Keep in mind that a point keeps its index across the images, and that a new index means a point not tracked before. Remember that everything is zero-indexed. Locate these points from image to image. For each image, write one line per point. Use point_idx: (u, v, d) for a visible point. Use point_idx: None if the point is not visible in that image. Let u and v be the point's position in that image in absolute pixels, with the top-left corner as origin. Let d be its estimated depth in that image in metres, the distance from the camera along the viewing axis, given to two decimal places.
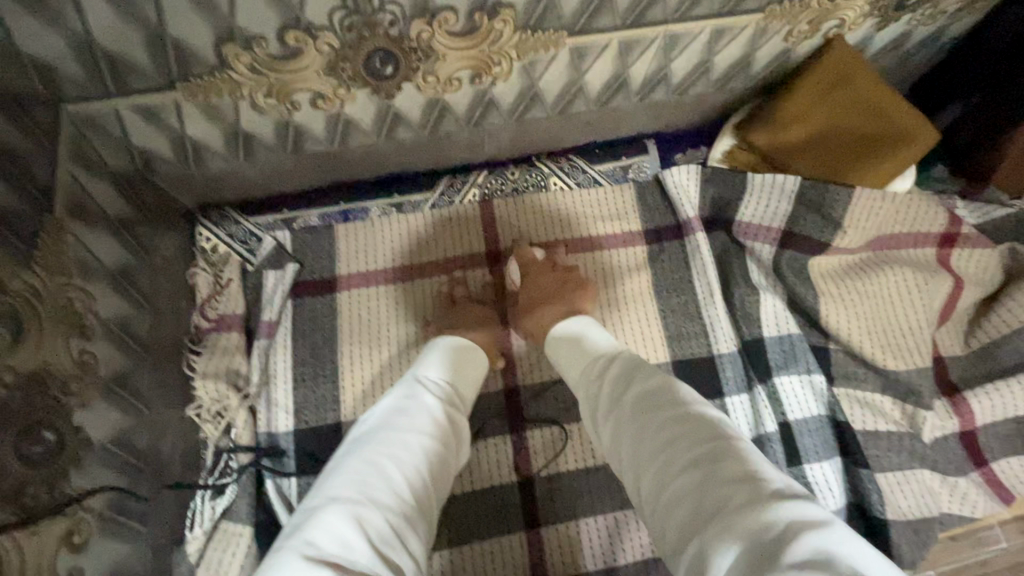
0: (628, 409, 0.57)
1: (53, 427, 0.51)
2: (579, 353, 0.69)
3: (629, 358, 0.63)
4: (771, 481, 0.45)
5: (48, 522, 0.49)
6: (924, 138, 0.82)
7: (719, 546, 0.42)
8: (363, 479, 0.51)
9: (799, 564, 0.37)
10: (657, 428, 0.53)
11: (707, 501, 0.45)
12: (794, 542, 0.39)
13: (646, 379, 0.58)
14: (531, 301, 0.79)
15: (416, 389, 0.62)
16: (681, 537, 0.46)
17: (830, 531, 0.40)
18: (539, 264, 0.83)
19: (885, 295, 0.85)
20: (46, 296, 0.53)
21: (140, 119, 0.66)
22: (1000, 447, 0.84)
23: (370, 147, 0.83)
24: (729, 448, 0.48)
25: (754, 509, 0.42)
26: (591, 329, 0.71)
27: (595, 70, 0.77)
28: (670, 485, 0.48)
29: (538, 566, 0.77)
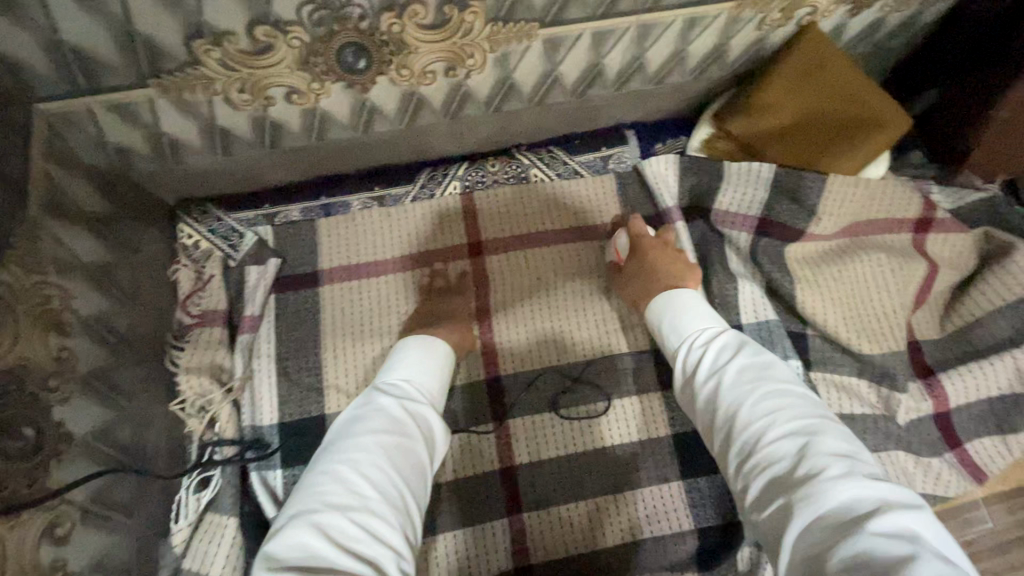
0: (730, 379, 0.62)
1: (31, 421, 0.52)
2: (676, 323, 0.73)
3: (732, 337, 0.67)
4: (866, 465, 0.51)
5: (30, 513, 0.50)
6: (896, 127, 0.83)
7: (805, 503, 0.48)
8: (323, 488, 0.54)
9: (882, 530, 0.44)
10: (759, 400, 0.59)
11: (801, 465, 0.51)
12: (881, 513, 0.45)
13: (753, 358, 0.64)
14: (637, 271, 0.82)
15: (372, 396, 0.65)
16: (770, 493, 0.52)
17: (914, 512, 0.46)
18: (647, 238, 0.84)
19: (861, 280, 0.86)
20: (21, 292, 0.54)
21: (114, 115, 0.67)
22: (975, 428, 0.86)
23: (349, 140, 0.84)
24: (828, 430, 0.55)
25: (847, 481, 0.48)
26: (690, 302, 0.75)
27: (570, 61, 0.78)
28: (767, 448, 0.55)
29: (521, 551, 0.78)
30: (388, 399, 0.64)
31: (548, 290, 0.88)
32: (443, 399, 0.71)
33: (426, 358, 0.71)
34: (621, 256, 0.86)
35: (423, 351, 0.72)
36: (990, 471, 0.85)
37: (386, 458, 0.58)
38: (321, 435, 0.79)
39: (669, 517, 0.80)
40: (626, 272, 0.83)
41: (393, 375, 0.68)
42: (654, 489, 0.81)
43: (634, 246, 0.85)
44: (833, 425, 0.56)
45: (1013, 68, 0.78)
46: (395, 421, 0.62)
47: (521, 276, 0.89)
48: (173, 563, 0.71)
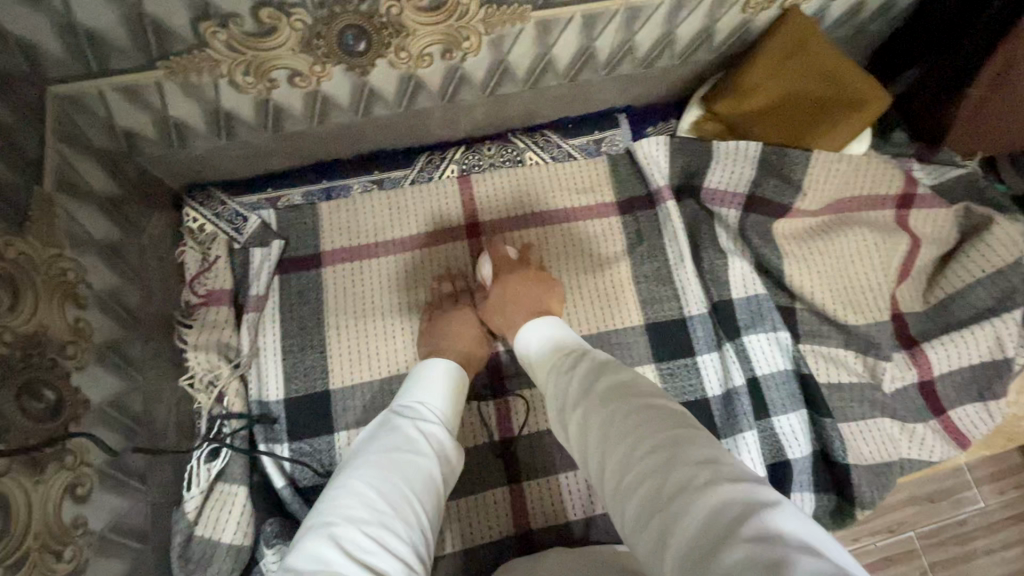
0: (594, 399, 0.58)
1: (51, 386, 0.55)
2: (547, 354, 0.70)
3: (594, 360, 0.64)
4: (732, 466, 0.46)
5: (52, 471, 0.53)
6: (875, 105, 0.85)
7: (679, 524, 0.42)
8: (342, 502, 0.54)
9: (750, 536, 0.38)
10: (619, 418, 0.54)
11: (668, 480, 0.46)
12: (747, 519, 0.39)
13: (612, 377, 0.59)
14: (507, 297, 0.82)
15: (391, 416, 0.66)
16: (644, 520, 0.46)
17: (783, 509, 0.41)
18: (513, 263, 0.85)
19: (845, 253, 0.89)
20: (39, 264, 0.57)
21: (124, 99, 0.69)
22: (957, 395, 0.89)
23: (349, 125, 0.86)
24: (690, 436, 0.49)
25: (713, 488, 0.43)
26: (552, 332, 0.73)
27: (561, 44, 0.80)
28: (632, 469, 0.49)
29: (521, 518, 0.81)
30: (406, 420, 0.65)
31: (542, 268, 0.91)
32: (457, 420, 0.71)
33: (437, 380, 0.71)
34: (487, 282, 0.86)
35: (439, 372, 0.73)
36: (973, 436, 0.88)
37: (401, 475, 0.58)
38: (326, 409, 0.82)
39: None
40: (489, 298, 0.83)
41: (411, 397, 0.69)
42: None
43: (498, 272, 0.85)
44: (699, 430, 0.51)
45: (981, 53, 0.82)
46: (411, 441, 0.62)
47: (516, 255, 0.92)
48: (185, 531, 0.73)
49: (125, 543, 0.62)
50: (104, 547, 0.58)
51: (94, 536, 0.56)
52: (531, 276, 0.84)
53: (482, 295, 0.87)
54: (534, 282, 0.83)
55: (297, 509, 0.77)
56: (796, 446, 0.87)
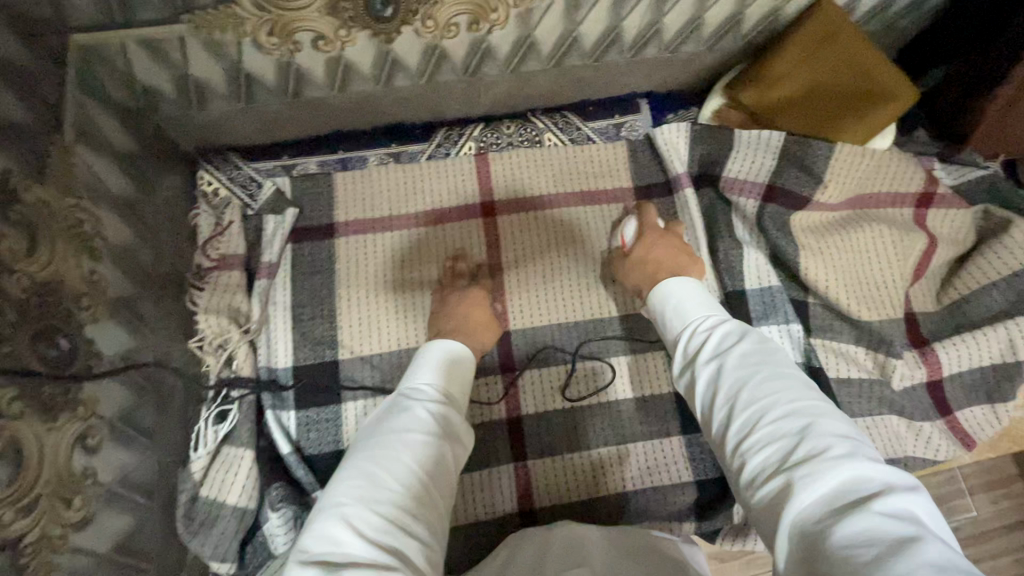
0: (733, 358, 0.60)
1: (66, 335, 0.54)
2: (680, 307, 0.71)
3: (735, 324, 0.65)
4: (868, 448, 0.49)
5: (65, 420, 0.52)
6: (902, 101, 0.85)
7: (803, 485, 0.46)
8: (351, 483, 0.54)
9: (885, 512, 0.42)
10: (760, 381, 0.56)
11: (801, 446, 0.49)
12: (882, 495, 0.43)
13: (756, 342, 0.61)
14: (647, 257, 0.81)
15: (398, 399, 0.65)
16: (764, 476, 0.50)
17: (917, 494, 0.44)
18: (655, 229, 0.84)
19: (861, 249, 0.89)
20: (57, 213, 0.56)
21: (145, 53, 0.68)
22: (966, 396, 0.89)
23: (369, 95, 0.85)
24: (831, 414, 0.52)
25: (851, 460, 0.46)
26: (687, 290, 0.72)
27: (590, 21, 0.80)
28: (767, 429, 0.52)
29: (525, 496, 0.81)
30: (413, 401, 0.64)
31: (557, 250, 0.90)
32: (466, 399, 0.70)
33: (444, 361, 0.70)
34: (626, 243, 0.86)
35: (444, 354, 0.71)
36: (977, 437, 0.89)
37: (410, 455, 0.57)
38: (335, 379, 0.82)
39: (668, 470, 0.82)
40: (630, 257, 0.83)
41: (416, 381, 0.67)
42: (655, 443, 0.83)
43: (642, 235, 0.84)
44: (834, 411, 0.53)
45: (1015, 47, 0.80)
46: (421, 421, 0.61)
47: (530, 237, 0.91)
48: (191, 490, 0.72)
49: (132, 497, 0.62)
50: (112, 500, 0.58)
51: (103, 488, 0.56)
52: (675, 244, 0.82)
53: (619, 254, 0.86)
54: (681, 246, 0.81)
55: (302, 476, 0.77)
56: None
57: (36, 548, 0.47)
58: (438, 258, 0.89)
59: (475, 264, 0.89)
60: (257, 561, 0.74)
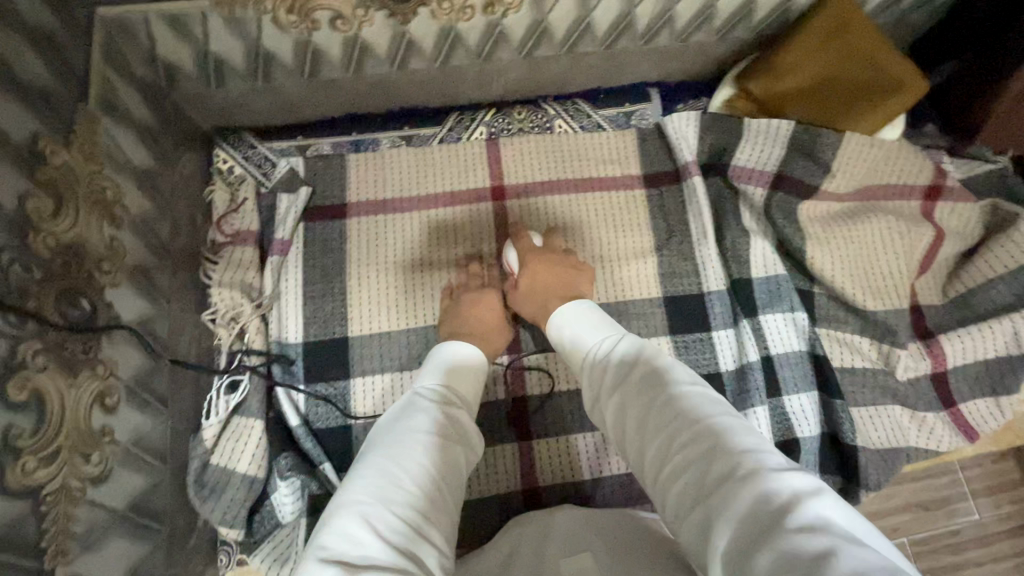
0: (632, 384, 0.59)
1: (88, 297, 0.56)
2: (576, 334, 0.71)
3: (629, 342, 0.65)
4: (776, 455, 0.47)
5: (86, 378, 0.54)
6: (914, 88, 0.85)
7: (721, 513, 0.44)
8: (370, 482, 0.52)
9: (795, 523, 0.40)
10: (663, 407, 0.55)
11: (713, 471, 0.47)
12: (795, 508, 0.41)
13: (652, 362, 0.60)
14: (539, 289, 0.82)
15: (409, 399, 0.64)
16: (686, 508, 0.48)
17: (824, 498, 0.42)
18: (538, 250, 0.85)
19: (868, 240, 0.89)
20: (82, 178, 0.57)
21: (168, 28, 0.70)
22: (970, 389, 0.89)
23: (384, 77, 0.87)
24: (738, 428, 0.50)
25: (754, 478, 0.44)
26: (579, 310, 0.73)
27: (603, 7, 0.81)
28: (677, 459, 0.50)
29: (528, 474, 0.82)
30: (425, 402, 0.62)
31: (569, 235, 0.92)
32: (477, 405, 0.69)
33: (457, 363, 0.69)
34: (513, 272, 0.85)
35: (452, 356, 0.71)
36: (982, 430, 0.89)
37: (428, 457, 0.56)
38: (344, 356, 0.83)
39: None
40: (518, 287, 0.83)
41: (423, 383, 0.66)
42: None
43: (523, 260, 0.84)
44: (740, 422, 0.52)
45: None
46: (437, 424, 0.60)
47: (541, 221, 0.92)
48: (202, 456, 0.74)
49: (146, 460, 0.63)
50: (127, 460, 0.59)
51: (119, 447, 0.58)
52: (563, 264, 0.84)
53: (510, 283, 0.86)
54: (568, 264, 0.84)
55: (310, 448, 0.77)
56: (806, 426, 0.87)
57: (56, 498, 0.48)
58: (452, 258, 0.89)
59: (492, 270, 0.89)
60: (266, 528, 0.76)
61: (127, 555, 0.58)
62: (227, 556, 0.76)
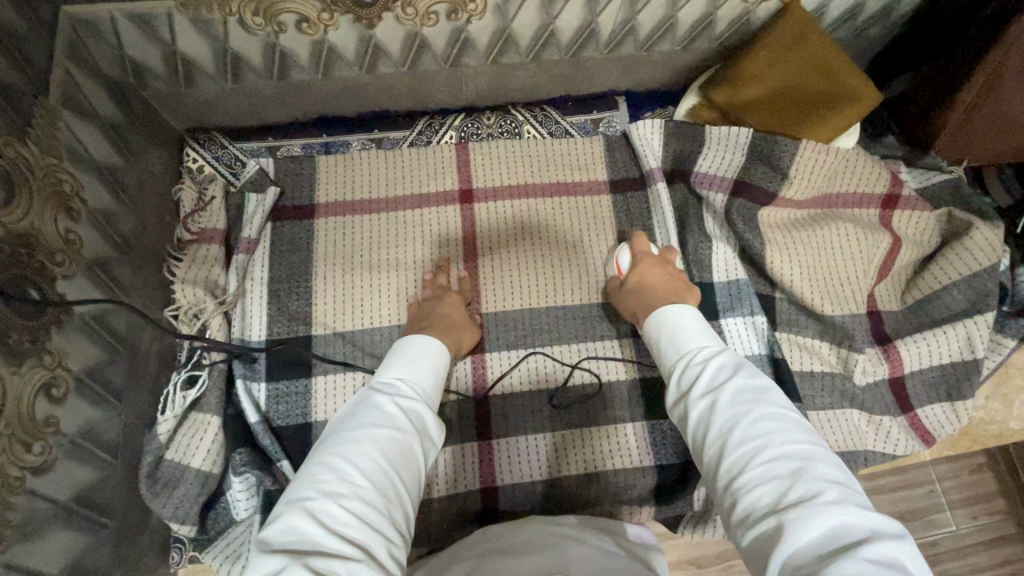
0: (726, 392, 0.57)
1: (37, 286, 0.56)
2: (674, 336, 0.68)
3: (730, 355, 0.62)
4: (860, 494, 0.47)
5: (30, 367, 0.54)
6: (868, 99, 0.88)
7: (794, 531, 0.44)
8: (320, 476, 0.52)
9: (874, 562, 0.41)
10: (752, 419, 0.54)
11: (792, 491, 0.47)
12: (872, 545, 0.42)
13: (751, 376, 0.58)
14: (639, 285, 0.80)
15: (369, 394, 0.63)
16: (752, 516, 0.48)
17: (904, 544, 0.43)
18: (651, 256, 0.83)
19: (826, 246, 0.91)
20: (36, 169, 0.58)
21: (135, 27, 0.71)
22: (927, 393, 0.90)
23: (353, 81, 0.89)
24: (821, 456, 0.50)
25: (840, 508, 0.45)
26: (683, 314, 0.70)
27: (566, 16, 0.83)
28: (756, 470, 0.50)
29: (489, 474, 0.83)
30: (384, 396, 0.63)
31: (528, 238, 0.93)
32: (437, 401, 0.69)
33: (420, 358, 0.70)
34: (621, 272, 0.85)
35: (423, 351, 0.71)
36: (938, 435, 0.90)
37: (381, 450, 0.56)
38: (305, 355, 0.83)
39: (630, 453, 0.84)
40: (626, 285, 0.82)
41: (389, 375, 0.66)
42: (619, 428, 0.85)
43: (635, 263, 0.84)
44: (824, 451, 0.52)
45: (970, 58, 0.83)
46: (394, 419, 0.60)
47: (504, 222, 0.93)
48: (156, 451, 0.72)
49: (96, 453, 0.63)
50: (75, 451, 0.59)
51: (66, 438, 0.58)
52: (669, 272, 0.82)
53: (615, 283, 0.85)
54: (675, 275, 0.81)
55: (268, 446, 0.77)
56: None
57: None
58: (425, 265, 0.89)
59: (458, 274, 0.89)
60: (220, 525, 0.76)
61: (69, 549, 0.58)
62: (179, 553, 0.76)
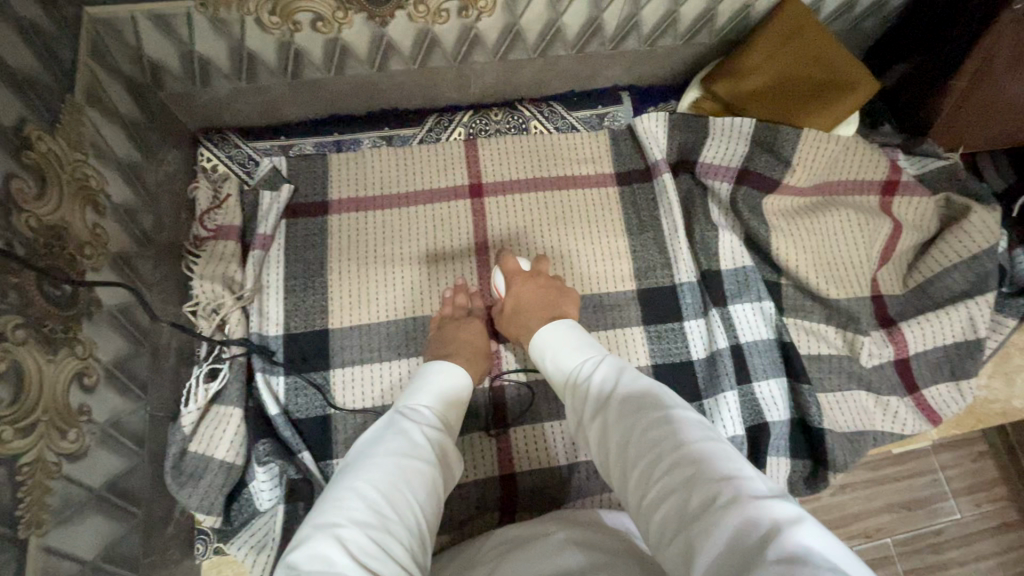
0: (613, 409, 0.60)
1: (70, 278, 0.57)
2: (557, 358, 0.71)
3: (610, 367, 0.65)
4: (756, 482, 0.47)
5: (64, 355, 0.55)
6: (865, 88, 0.91)
7: (703, 540, 0.44)
8: (345, 503, 0.53)
9: (776, 556, 0.40)
10: (643, 431, 0.55)
11: (694, 497, 0.47)
12: (772, 538, 0.41)
13: (631, 386, 0.61)
14: (517, 309, 0.81)
15: (394, 418, 0.64)
16: (667, 530, 0.48)
17: (805, 525, 0.42)
18: (520, 274, 0.83)
19: (830, 232, 0.93)
20: (65, 164, 0.60)
21: (154, 27, 0.73)
22: (931, 373, 0.92)
23: (364, 79, 0.90)
24: (716, 450, 0.51)
25: (737, 505, 0.45)
26: (561, 331, 0.73)
27: (572, 12, 0.85)
28: (661, 483, 0.50)
29: (506, 461, 0.84)
30: (410, 420, 0.64)
31: (530, 242, 0.93)
32: (457, 426, 0.70)
33: (441, 382, 0.71)
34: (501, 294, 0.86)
35: (442, 374, 0.72)
36: (944, 415, 0.91)
37: (405, 478, 0.56)
38: (323, 348, 0.84)
39: None
40: (505, 310, 0.83)
41: (410, 401, 0.68)
42: None
43: (509, 284, 0.84)
44: (720, 444, 0.52)
45: (961, 47, 0.86)
46: (419, 445, 0.61)
47: (510, 227, 0.94)
48: (180, 443, 0.74)
49: (123, 443, 0.64)
50: (105, 440, 0.60)
51: (97, 427, 0.59)
52: (543, 284, 0.82)
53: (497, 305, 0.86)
54: (543, 285, 0.82)
55: (289, 436, 0.79)
56: (775, 411, 0.89)
57: (32, 469, 0.49)
58: (442, 277, 0.90)
59: (471, 270, 0.91)
60: (244, 516, 0.78)
61: (100, 536, 0.59)
62: (204, 545, 0.77)
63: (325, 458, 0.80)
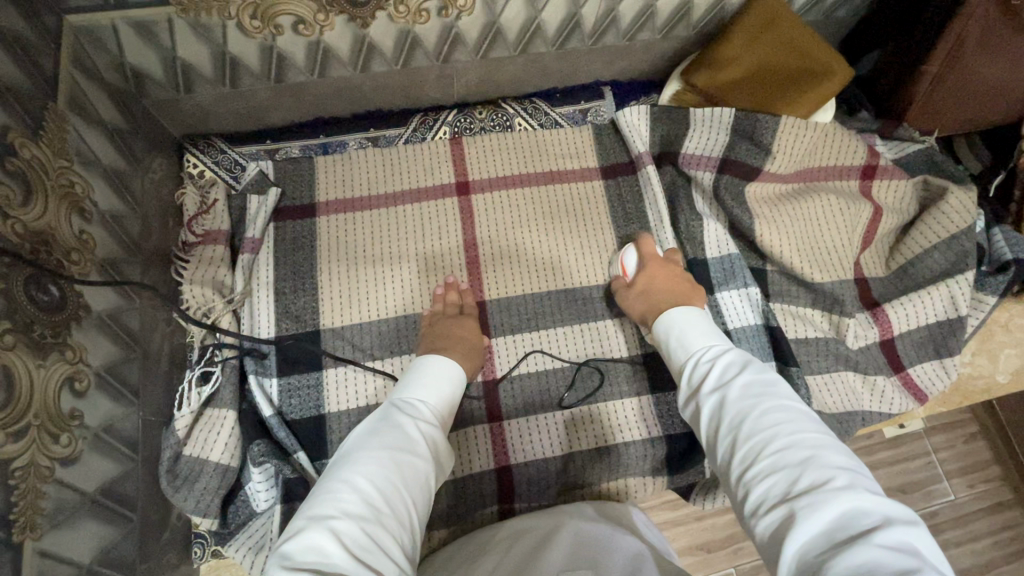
0: (734, 387, 0.59)
1: (57, 284, 0.58)
2: (683, 337, 0.69)
3: (737, 353, 0.64)
4: (869, 480, 0.47)
5: (53, 360, 0.55)
6: (840, 73, 0.93)
7: (804, 516, 0.45)
8: (338, 494, 0.53)
9: (887, 546, 0.40)
10: (762, 412, 0.55)
11: (802, 478, 0.48)
12: (884, 530, 0.42)
13: (758, 372, 0.60)
14: (651, 288, 0.81)
15: (391, 412, 0.65)
16: (768, 503, 0.48)
17: (916, 528, 0.43)
18: (657, 258, 0.85)
19: (811, 217, 0.95)
20: (48, 170, 0.60)
21: (136, 34, 0.74)
22: (916, 352, 0.94)
23: (347, 81, 0.91)
24: (830, 445, 0.51)
25: (846, 493, 0.45)
26: (689, 317, 0.71)
27: (550, 9, 0.87)
28: (769, 459, 0.50)
29: (502, 454, 0.85)
30: (403, 415, 0.64)
31: (520, 238, 0.94)
32: (450, 423, 0.71)
33: (443, 381, 0.71)
34: (630, 273, 0.87)
35: (442, 372, 0.72)
36: (930, 393, 0.93)
37: (397, 473, 0.57)
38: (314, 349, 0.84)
39: (636, 427, 0.86)
40: (632, 288, 0.84)
41: (410, 396, 0.68)
42: (627, 402, 0.87)
43: (642, 266, 0.85)
44: (833, 441, 0.52)
45: (933, 31, 0.89)
46: (411, 440, 0.61)
47: (500, 226, 0.94)
48: (174, 447, 0.74)
49: (117, 448, 0.64)
50: (98, 444, 0.60)
51: (89, 431, 0.59)
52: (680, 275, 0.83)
53: (621, 284, 0.87)
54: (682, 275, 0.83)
55: (283, 438, 0.79)
56: None
57: (25, 473, 0.49)
58: (438, 277, 0.90)
59: (461, 266, 0.92)
60: (241, 518, 0.79)
61: (96, 540, 0.59)
62: (201, 548, 0.79)
63: (321, 457, 0.80)
